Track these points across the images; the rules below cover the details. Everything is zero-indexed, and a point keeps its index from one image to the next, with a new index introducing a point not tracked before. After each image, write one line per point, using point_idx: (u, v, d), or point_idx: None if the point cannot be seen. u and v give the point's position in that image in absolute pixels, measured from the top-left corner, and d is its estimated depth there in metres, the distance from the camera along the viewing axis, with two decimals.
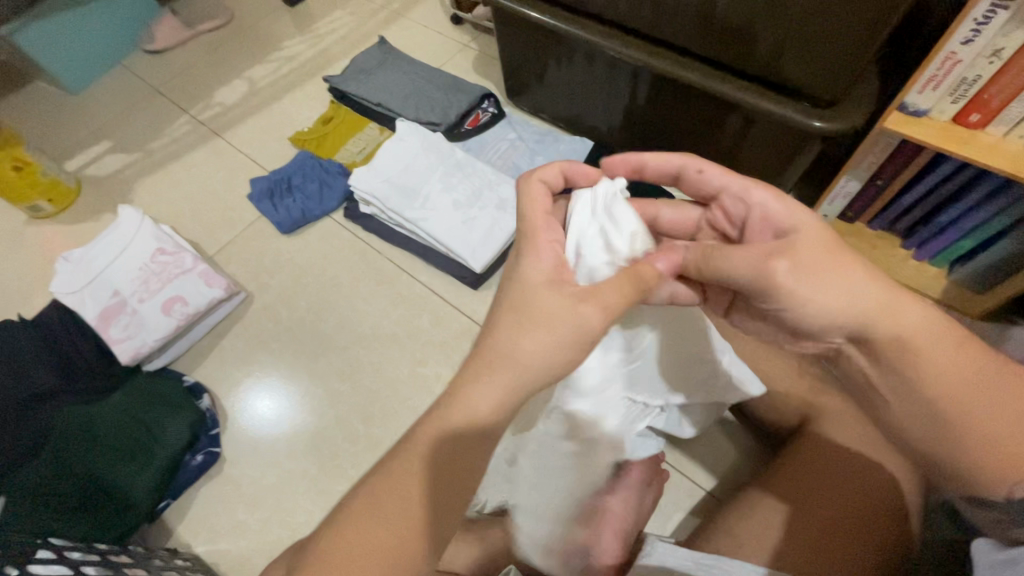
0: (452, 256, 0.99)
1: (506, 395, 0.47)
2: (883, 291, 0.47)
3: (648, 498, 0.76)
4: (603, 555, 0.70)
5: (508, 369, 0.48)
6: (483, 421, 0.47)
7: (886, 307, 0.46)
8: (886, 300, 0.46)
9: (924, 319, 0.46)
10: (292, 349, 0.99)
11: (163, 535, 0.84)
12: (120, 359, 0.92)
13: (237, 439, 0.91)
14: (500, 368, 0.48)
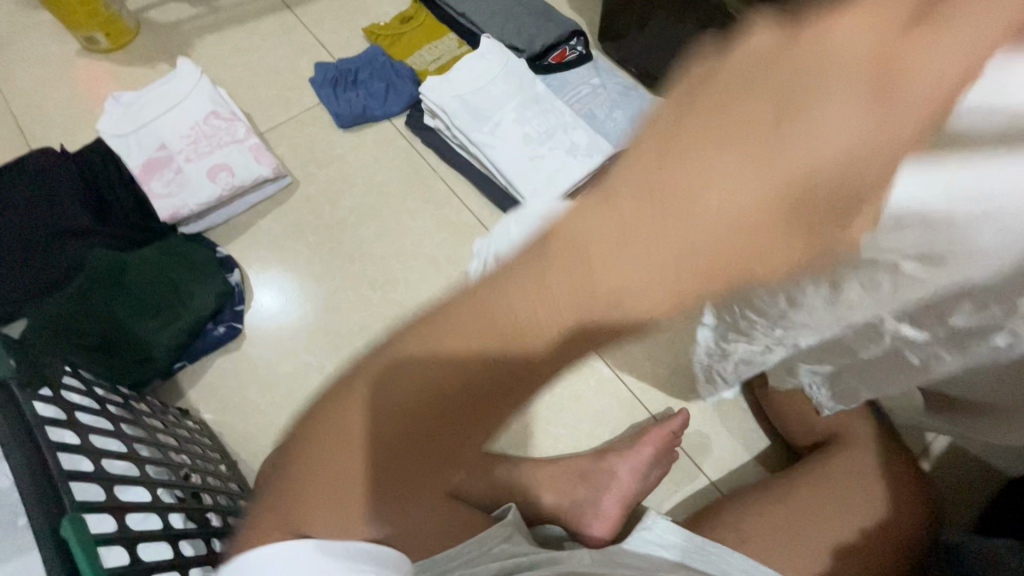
0: (509, 193, 0.96)
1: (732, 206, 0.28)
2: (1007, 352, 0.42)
3: (658, 475, 0.76)
4: (602, 518, 0.71)
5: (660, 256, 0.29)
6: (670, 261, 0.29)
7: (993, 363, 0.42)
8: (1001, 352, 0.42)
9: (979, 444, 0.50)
10: (329, 246, 0.97)
11: (173, 396, 0.84)
12: (159, 214, 0.90)
13: (261, 321, 0.90)
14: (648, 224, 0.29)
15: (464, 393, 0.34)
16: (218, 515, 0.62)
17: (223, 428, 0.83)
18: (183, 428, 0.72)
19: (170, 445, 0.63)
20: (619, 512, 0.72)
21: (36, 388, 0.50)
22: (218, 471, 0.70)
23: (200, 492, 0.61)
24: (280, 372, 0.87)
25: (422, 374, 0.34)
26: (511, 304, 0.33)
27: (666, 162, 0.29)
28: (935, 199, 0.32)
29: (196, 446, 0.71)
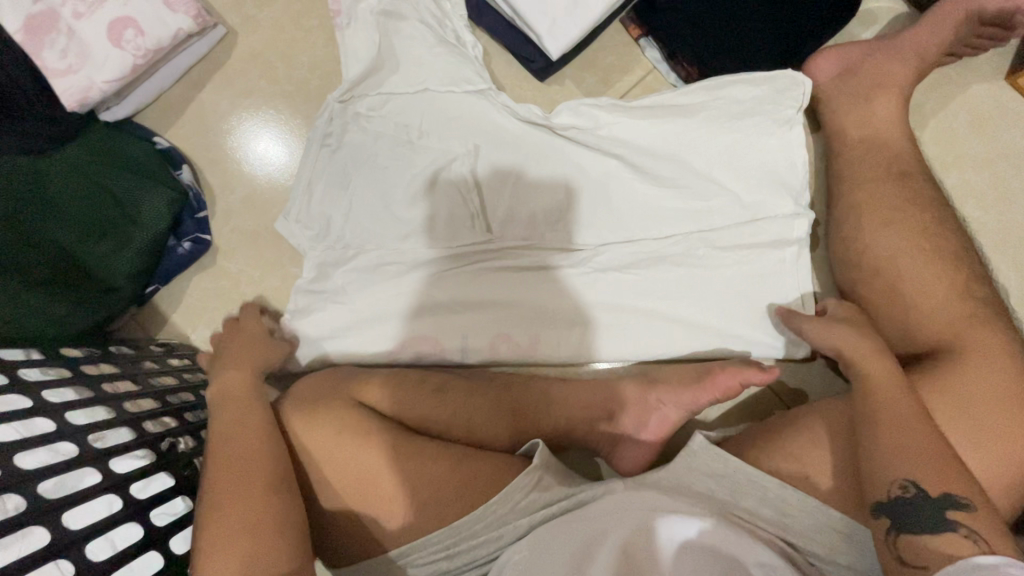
0: (518, 27, 0.68)
1: (474, 391, 0.63)
2: (887, 290, 0.60)
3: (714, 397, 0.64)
4: (628, 458, 0.64)
5: (504, 431, 0.63)
6: (432, 398, 0.62)
7: (893, 303, 0.59)
8: (899, 296, 0.59)
9: (911, 263, 0.59)
10: (291, 121, 0.76)
11: (156, 321, 0.75)
12: (65, 102, 0.69)
13: (231, 228, 0.75)
14: (503, 427, 0.63)
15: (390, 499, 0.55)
16: None
17: None
18: (166, 374, 0.62)
19: (149, 413, 0.54)
20: (659, 438, 0.64)
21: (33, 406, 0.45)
22: None
23: (192, 460, 0.54)
24: (267, 289, 0.75)
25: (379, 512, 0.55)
26: (414, 469, 0.55)
27: (382, 488, 0.55)
28: (606, 121, 0.70)
29: (186, 394, 0.62)
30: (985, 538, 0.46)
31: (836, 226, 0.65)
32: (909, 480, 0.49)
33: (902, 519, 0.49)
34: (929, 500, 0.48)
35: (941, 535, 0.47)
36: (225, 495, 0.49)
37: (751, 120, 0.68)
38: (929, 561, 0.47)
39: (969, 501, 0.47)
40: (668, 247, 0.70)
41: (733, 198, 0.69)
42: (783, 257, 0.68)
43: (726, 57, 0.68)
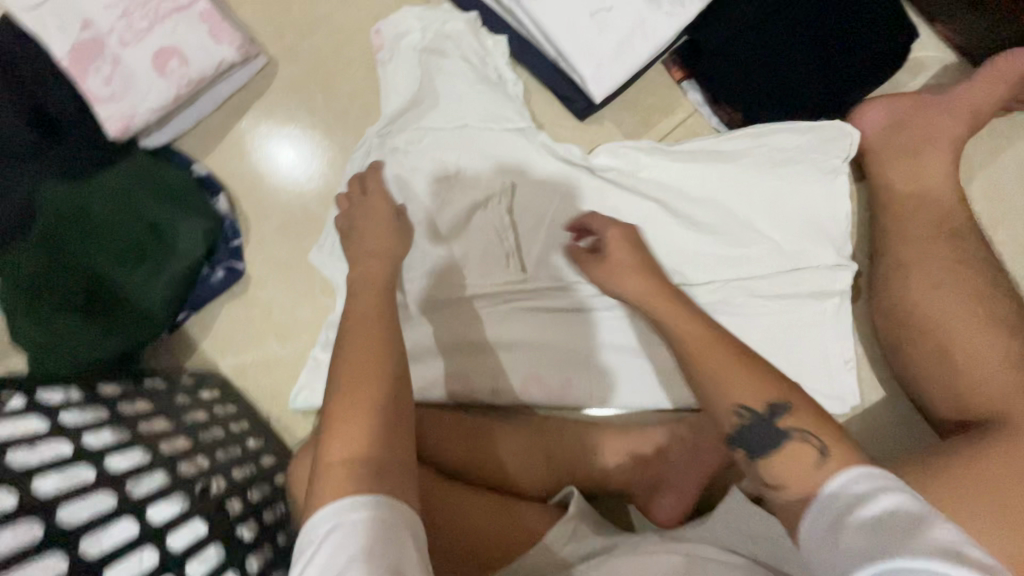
0: (561, 68, 0.68)
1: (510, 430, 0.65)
2: (941, 352, 0.58)
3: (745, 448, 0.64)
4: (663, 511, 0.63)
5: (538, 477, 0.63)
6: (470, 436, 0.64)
7: (945, 366, 0.58)
8: (953, 358, 0.57)
9: (964, 324, 0.57)
10: (328, 151, 0.76)
11: (185, 347, 0.74)
12: (108, 129, 0.70)
13: (264, 256, 0.75)
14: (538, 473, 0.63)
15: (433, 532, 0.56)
16: (249, 522, 0.55)
17: (245, 383, 0.74)
18: (197, 409, 0.62)
19: (183, 453, 0.53)
20: (695, 488, 0.63)
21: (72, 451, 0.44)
22: (246, 454, 0.62)
23: (224, 502, 0.53)
24: (298, 319, 0.74)
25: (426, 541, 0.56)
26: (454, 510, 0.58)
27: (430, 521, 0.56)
28: (650, 164, 0.69)
29: (216, 429, 0.62)
30: (821, 436, 0.46)
31: (883, 281, 0.63)
32: (741, 404, 0.48)
33: (748, 445, 0.48)
34: (758, 418, 0.48)
35: (786, 451, 0.47)
36: (347, 391, 0.49)
37: (794, 168, 0.67)
38: (789, 481, 0.46)
39: (787, 405, 0.48)
40: (707, 296, 0.68)
41: (774, 246, 0.68)
42: (822, 308, 0.67)
43: (771, 105, 0.67)
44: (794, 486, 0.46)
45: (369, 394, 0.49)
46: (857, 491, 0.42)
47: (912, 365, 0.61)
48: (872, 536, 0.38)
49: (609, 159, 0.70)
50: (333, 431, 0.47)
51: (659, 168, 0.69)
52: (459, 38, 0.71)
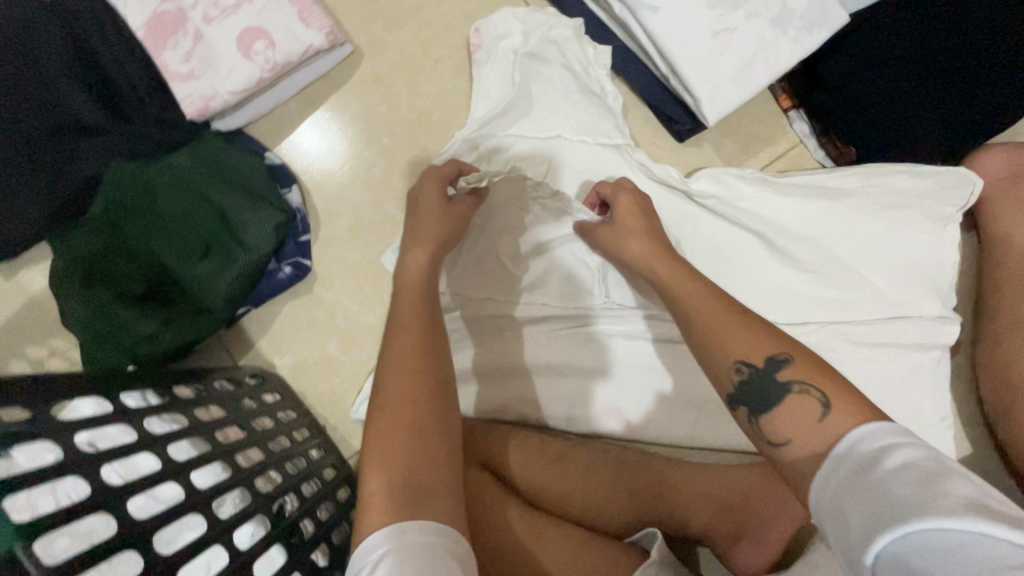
0: (669, 86, 0.65)
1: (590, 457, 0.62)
2: None
3: None
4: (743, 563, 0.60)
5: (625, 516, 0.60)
6: (550, 461, 0.61)
7: None
8: None
9: None
10: (408, 150, 0.72)
11: (241, 344, 0.71)
12: (185, 109, 0.65)
13: (331, 256, 0.71)
14: (623, 510, 0.60)
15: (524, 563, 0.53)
16: (321, 546, 0.51)
17: (302, 386, 0.70)
18: (263, 415, 0.58)
19: (258, 468, 0.49)
20: (780, 541, 0.59)
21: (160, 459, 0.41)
22: (310, 468, 0.58)
23: (298, 525, 0.49)
24: (364, 324, 0.71)
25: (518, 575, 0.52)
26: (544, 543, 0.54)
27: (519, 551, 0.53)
28: (751, 194, 0.66)
29: (282, 439, 0.58)
30: (824, 389, 0.41)
31: (993, 340, 0.60)
32: (740, 360, 0.44)
33: (751, 403, 0.43)
34: (761, 373, 0.44)
35: (785, 405, 0.42)
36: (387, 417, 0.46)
37: (906, 212, 0.64)
38: (791, 433, 0.41)
39: (788, 356, 0.43)
40: (802, 337, 0.65)
41: (876, 292, 0.65)
42: (921, 361, 0.64)
43: (887, 143, 0.64)
44: (800, 436, 0.40)
45: (416, 413, 0.47)
46: (876, 443, 0.35)
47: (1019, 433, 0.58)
48: (913, 489, 0.32)
49: (706, 186, 0.67)
50: (374, 454, 0.45)
51: (760, 199, 0.66)
52: (561, 45, 0.67)
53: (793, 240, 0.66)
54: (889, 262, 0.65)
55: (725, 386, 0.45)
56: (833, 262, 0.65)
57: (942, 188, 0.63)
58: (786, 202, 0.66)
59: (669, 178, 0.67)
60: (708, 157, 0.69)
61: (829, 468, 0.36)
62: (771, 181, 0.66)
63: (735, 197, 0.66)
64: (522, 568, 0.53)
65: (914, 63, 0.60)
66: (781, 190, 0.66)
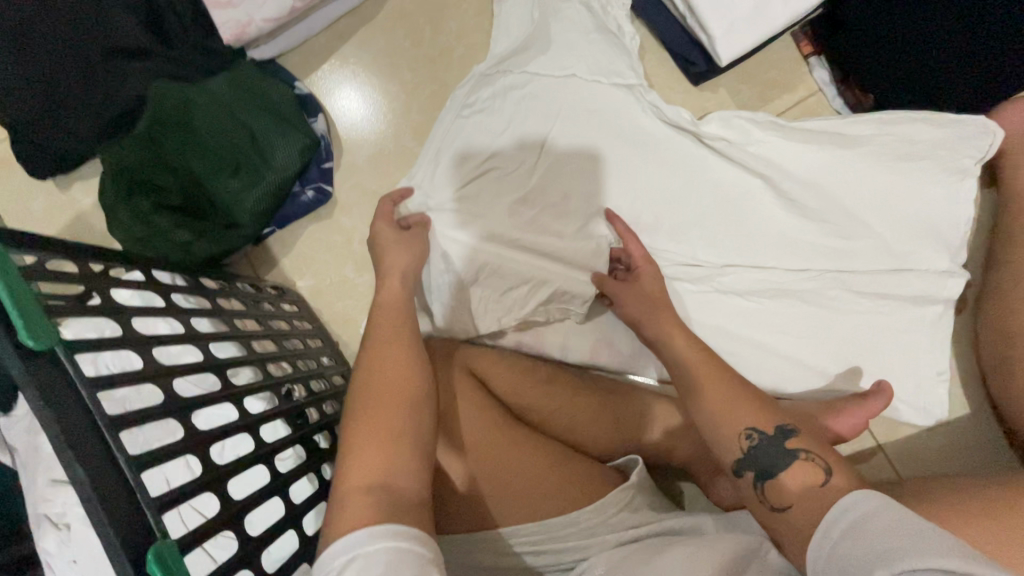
0: (686, 27, 0.65)
1: (581, 389, 0.64)
2: None
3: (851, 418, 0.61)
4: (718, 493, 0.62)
5: (612, 439, 0.63)
6: (543, 386, 0.63)
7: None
8: None
9: None
10: (429, 85, 0.75)
11: (266, 262, 0.76)
12: (223, 34, 0.70)
13: (352, 183, 0.75)
14: (609, 435, 0.62)
15: (516, 490, 0.55)
16: (324, 433, 0.56)
17: (320, 304, 0.75)
18: (280, 317, 0.63)
19: (271, 356, 0.54)
20: None
21: (182, 326, 0.46)
22: (321, 369, 0.63)
23: (304, 409, 0.54)
24: None
25: (513, 495, 0.55)
26: (530, 469, 0.56)
27: (511, 477, 0.56)
28: (762, 136, 0.66)
29: (295, 341, 0.63)
30: (822, 457, 0.49)
31: (995, 298, 0.60)
32: (750, 427, 0.51)
33: (758, 469, 0.50)
34: (769, 441, 0.51)
35: (792, 469, 0.49)
36: (371, 395, 0.50)
37: (920, 161, 0.63)
38: (794, 501, 0.47)
39: (794, 428, 0.51)
40: (801, 283, 0.66)
41: (882, 243, 0.64)
42: (923, 315, 0.64)
43: (909, 91, 0.62)
44: (804, 506, 0.46)
45: (392, 392, 0.50)
46: (861, 505, 0.42)
47: (1007, 393, 0.58)
48: (880, 534, 0.39)
49: (716, 129, 0.67)
50: (357, 432, 0.47)
51: (771, 143, 0.66)
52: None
53: (801, 187, 0.66)
54: (900, 214, 0.64)
55: (735, 451, 0.51)
56: (839, 209, 0.65)
57: (962, 137, 0.61)
58: (794, 149, 0.66)
59: (677, 122, 0.68)
60: (720, 102, 0.70)
61: (821, 547, 0.43)
62: (783, 126, 0.66)
63: (745, 140, 0.67)
64: (518, 493, 0.55)
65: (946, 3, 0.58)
66: (793, 134, 0.65)
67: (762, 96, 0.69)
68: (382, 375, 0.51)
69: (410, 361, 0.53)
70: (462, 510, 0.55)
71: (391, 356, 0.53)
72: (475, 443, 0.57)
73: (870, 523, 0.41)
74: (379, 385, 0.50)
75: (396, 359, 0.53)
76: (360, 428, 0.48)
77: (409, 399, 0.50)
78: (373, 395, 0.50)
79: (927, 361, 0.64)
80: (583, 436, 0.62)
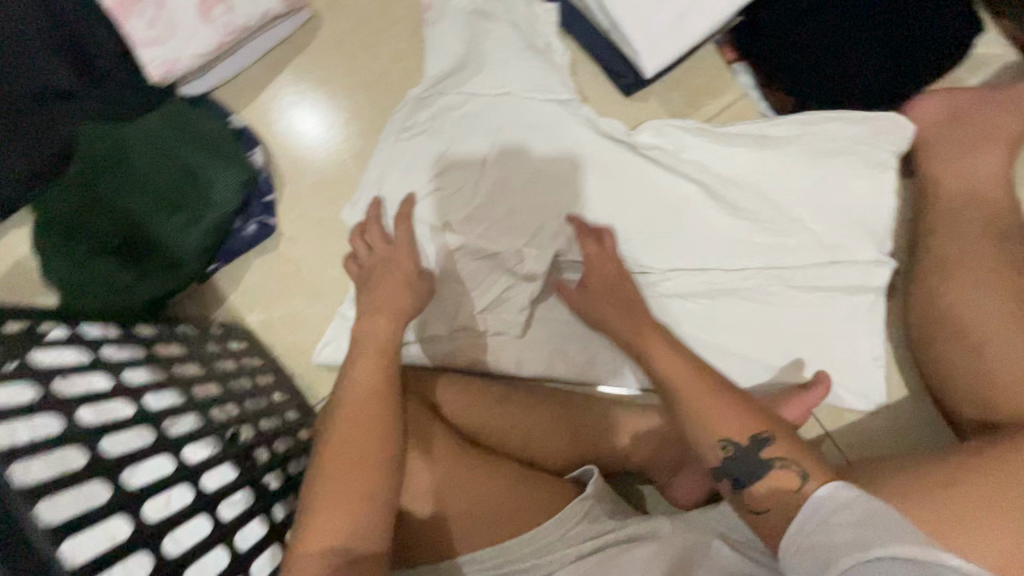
0: (612, 41, 0.67)
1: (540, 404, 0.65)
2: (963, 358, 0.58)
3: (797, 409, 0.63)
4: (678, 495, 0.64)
5: (571, 451, 0.64)
6: (503, 405, 0.64)
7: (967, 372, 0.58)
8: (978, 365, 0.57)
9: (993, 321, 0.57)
10: (366, 110, 0.75)
11: (213, 299, 0.74)
12: (149, 72, 0.69)
13: (296, 213, 0.75)
14: (568, 447, 0.64)
15: (475, 517, 0.56)
16: (275, 472, 0.55)
17: (271, 337, 0.74)
18: (227, 358, 0.62)
19: (215, 399, 0.54)
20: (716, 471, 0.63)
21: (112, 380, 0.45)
22: (272, 407, 0.62)
23: (252, 451, 0.53)
24: (327, 279, 0.74)
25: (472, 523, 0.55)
26: (489, 492, 0.57)
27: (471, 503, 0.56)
28: (693, 141, 0.68)
29: (243, 380, 0.62)
30: (800, 463, 0.50)
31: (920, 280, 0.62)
32: (727, 439, 0.52)
33: (733, 476, 0.52)
34: (745, 451, 0.51)
35: (772, 479, 0.50)
36: (338, 440, 0.49)
37: (843, 157, 0.66)
38: (774, 504, 0.49)
39: (769, 434, 0.52)
40: (743, 282, 0.68)
41: (815, 237, 0.67)
42: (859, 304, 0.66)
43: (826, 91, 0.65)
44: None
45: (357, 438, 0.49)
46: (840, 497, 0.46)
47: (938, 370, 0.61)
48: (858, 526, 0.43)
49: (650, 139, 0.69)
50: (322, 481, 0.48)
51: (702, 148, 0.68)
52: (507, 3, 0.70)
53: (734, 189, 0.68)
54: (829, 209, 0.66)
55: (713, 459, 0.52)
56: (772, 209, 0.67)
57: (878, 133, 0.64)
58: (724, 152, 0.68)
59: (612, 133, 0.69)
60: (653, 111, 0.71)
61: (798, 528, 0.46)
62: (712, 131, 0.68)
63: (678, 146, 0.69)
64: (476, 517, 0.55)
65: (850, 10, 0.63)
66: (722, 139, 0.68)
67: (692, 103, 0.71)
68: (352, 419, 0.50)
69: (378, 404, 0.51)
70: (422, 541, 0.55)
71: (360, 398, 0.51)
72: (433, 471, 0.57)
73: (846, 513, 0.44)
74: (347, 427, 0.50)
75: (366, 400, 0.52)
76: (326, 470, 0.48)
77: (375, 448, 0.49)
78: (340, 439, 0.49)
79: (865, 349, 0.66)
80: (542, 451, 0.63)
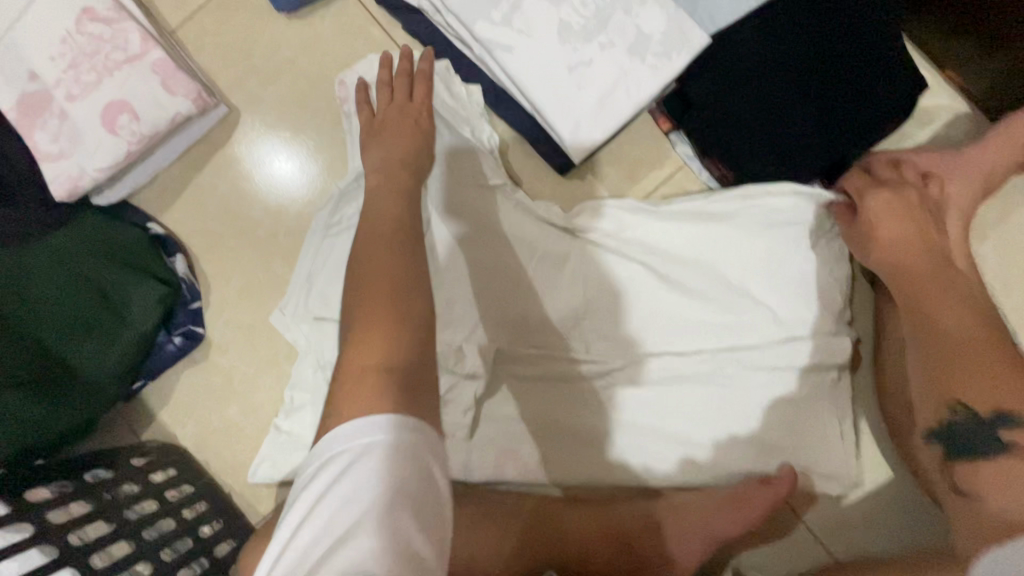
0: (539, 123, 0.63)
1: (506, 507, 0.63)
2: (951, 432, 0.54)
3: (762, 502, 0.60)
4: None
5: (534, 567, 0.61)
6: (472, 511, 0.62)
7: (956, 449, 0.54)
8: None
9: None
10: (293, 206, 0.71)
11: (142, 417, 0.70)
12: (53, 190, 0.65)
13: (225, 319, 0.71)
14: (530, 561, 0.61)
15: None
16: None
17: (206, 454, 0.69)
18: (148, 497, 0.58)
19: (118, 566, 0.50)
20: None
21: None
22: (200, 544, 0.59)
23: None
24: (261, 388, 0.70)
25: None
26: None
27: None
28: (631, 222, 0.65)
29: (166, 521, 0.58)
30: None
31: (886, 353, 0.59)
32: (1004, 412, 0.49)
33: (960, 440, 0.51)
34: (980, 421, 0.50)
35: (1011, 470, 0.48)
36: (365, 308, 0.46)
37: (788, 229, 0.62)
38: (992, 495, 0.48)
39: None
40: (697, 367, 0.64)
41: (768, 314, 0.63)
42: (819, 382, 0.62)
43: (763, 160, 0.61)
44: None
45: (383, 316, 0.45)
46: None
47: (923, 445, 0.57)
48: None
49: (589, 220, 0.66)
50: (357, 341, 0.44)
51: (641, 227, 0.65)
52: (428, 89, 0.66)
53: (680, 269, 0.64)
54: (780, 284, 0.63)
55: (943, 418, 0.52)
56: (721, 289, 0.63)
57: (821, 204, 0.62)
58: (665, 230, 0.64)
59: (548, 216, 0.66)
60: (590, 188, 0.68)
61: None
62: (650, 208, 0.65)
63: (617, 227, 0.65)
64: None
65: (780, 76, 0.59)
66: (660, 218, 0.65)
67: (630, 177, 0.68)
68: (378, 295, 0.46)
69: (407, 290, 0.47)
70: None
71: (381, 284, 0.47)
72: None
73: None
74: (372, 303, 0.46)
75: (386, 295, 0.47)
76: (359, 326, 0.45)
77: (401, 323, 0.45)
78: (366, 315, 0.45)
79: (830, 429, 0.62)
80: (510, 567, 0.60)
